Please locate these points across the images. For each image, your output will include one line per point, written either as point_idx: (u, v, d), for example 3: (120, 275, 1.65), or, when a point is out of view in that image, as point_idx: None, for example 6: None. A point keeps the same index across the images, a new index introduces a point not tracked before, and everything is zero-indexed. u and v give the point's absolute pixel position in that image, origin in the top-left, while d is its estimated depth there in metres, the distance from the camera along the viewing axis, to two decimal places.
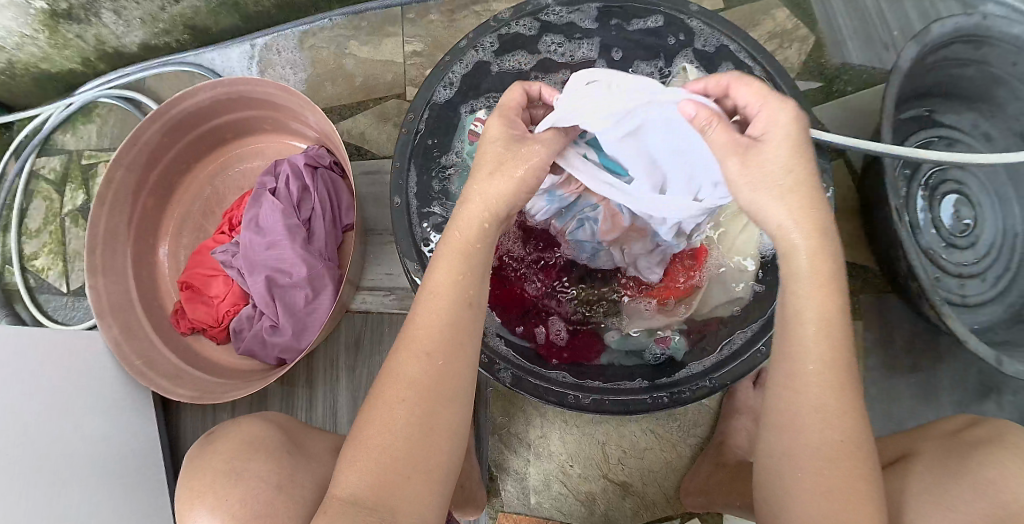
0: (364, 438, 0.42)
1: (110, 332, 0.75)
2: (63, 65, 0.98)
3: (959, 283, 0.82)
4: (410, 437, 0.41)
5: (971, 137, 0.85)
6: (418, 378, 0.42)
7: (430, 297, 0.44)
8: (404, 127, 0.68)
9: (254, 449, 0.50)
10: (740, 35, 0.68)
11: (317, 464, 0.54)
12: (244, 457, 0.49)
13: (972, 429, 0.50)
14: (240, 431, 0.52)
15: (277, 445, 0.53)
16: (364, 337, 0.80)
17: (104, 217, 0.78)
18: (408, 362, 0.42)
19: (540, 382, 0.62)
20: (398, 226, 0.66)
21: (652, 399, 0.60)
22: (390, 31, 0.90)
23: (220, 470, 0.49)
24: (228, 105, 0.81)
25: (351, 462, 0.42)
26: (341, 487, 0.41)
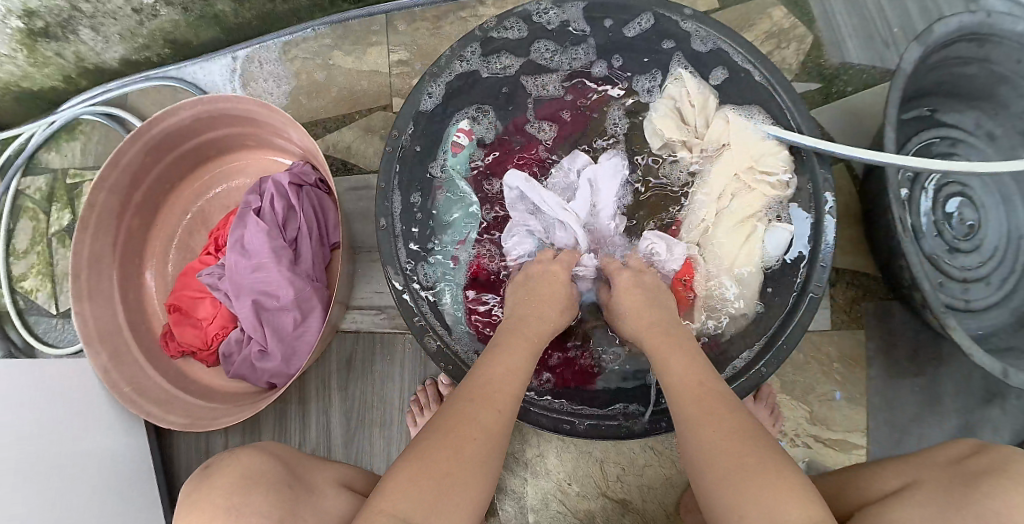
0: (419, 457, 0.43)
1: (98, 359, 0.74)
2: (44, 83, 0.96)
3: (962, 288, 0.80)
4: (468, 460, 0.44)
5: (974, 137, 0.83)
6: (485, 420, 0.47)
7: (501, 364, 0.52)
8: (388, 144, 0.65)
9: (253, 483, 0.46)
10: (739, 38, 0.64)
11: (314, 499, 0.50)
12: (242, 492, 0.45)
13: (977, 457, 0.48)
14: (236, 465, 0.48)
15: (276, 479, 0.49)
16: (355, 358, 0.79)
17: (88, 240, 0.77)
18: (476, 407, 0.48)
19: (535, 408, 0.60)
20: (384, 249, 0.64)
21: (650, 423, 0.59)
22: (374, 40, 0.87)
23: (219, 506, 0.44)
24: (209, 122, 0.79)
25: (408, 475, 0.42)
26: (391, 502, 0.40)
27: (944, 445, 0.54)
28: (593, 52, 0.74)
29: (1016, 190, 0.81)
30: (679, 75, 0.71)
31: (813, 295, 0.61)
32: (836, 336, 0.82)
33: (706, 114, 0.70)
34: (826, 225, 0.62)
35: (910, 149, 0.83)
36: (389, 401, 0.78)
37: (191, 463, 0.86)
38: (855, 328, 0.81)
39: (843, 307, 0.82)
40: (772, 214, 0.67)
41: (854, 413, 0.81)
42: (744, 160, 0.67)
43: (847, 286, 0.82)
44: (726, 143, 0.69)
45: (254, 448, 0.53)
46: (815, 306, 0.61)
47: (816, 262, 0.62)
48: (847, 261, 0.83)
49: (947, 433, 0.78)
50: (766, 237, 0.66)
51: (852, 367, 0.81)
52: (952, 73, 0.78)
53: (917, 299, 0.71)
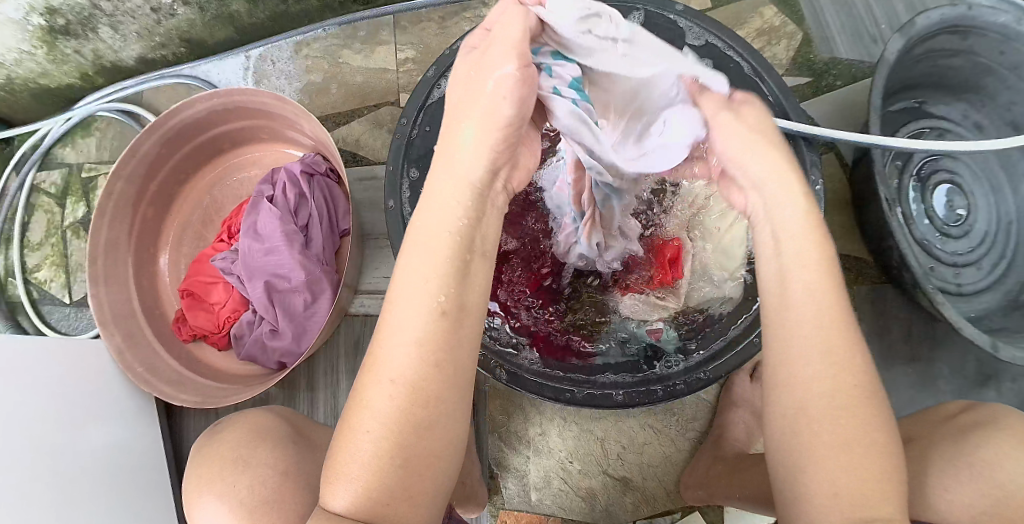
0: (346, 446, 0.35)
1: (114, 340, 0.76)
2: (61, 80, 0.99)
3: (954, 272, 0.83)
4: (406, 449, 0.35)
5: (961, 126, 0.87)
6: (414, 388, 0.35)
7: (419, 278, 0.36)
8: (397, 132, 0.69)
9: (261, 438, 0.49)
10: (728, 34, 0.69)
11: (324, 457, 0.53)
12: (249, 446, 0.48)
13: (966, 414, 0.51)
14: (247, 421, 0.51)
15: (283, 434, 0.51)
16: (363, 340, 0.81)
17: (105, 227, 0.80)
18: (391, 353, 0.35)
19: (538, 379, 0.62)
20: (394, 231, 0.67)
21: (647, 393, 0.61)
22: (383, 39, 0.91)
23: (229, 455, 0.48)
24: (224, 114, 0.82)
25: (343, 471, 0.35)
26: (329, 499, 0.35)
27: (937, 408, 0.56)
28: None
29: (1005, 179, 0.84)
30: None
31: None
32: None
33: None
34: (816, 205, 0.64)
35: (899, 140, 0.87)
36: None
37: None
38: None
39: None
40: None
41: None
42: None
43: None
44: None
45: (267, 410, 0.56)
46: None
47: None
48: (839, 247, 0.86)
49: None
50: None
51: None
52: (938, 65, 0.82)
53: (909, 281, 0.74)
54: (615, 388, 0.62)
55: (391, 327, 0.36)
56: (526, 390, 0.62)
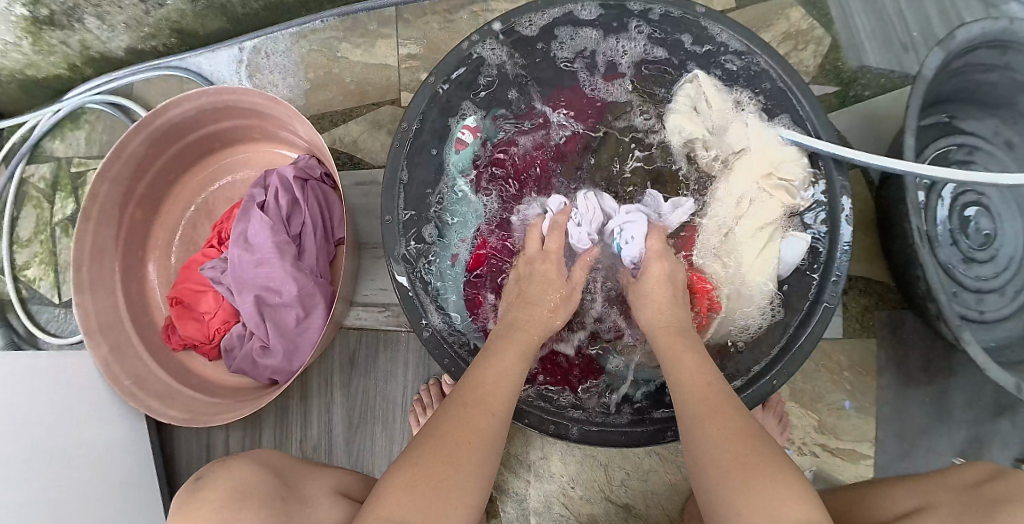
0: (420, 465, 0.43)
1: (99, 351, 0.74)
2: (48, 71, 0.95)
3: (975, 298, 0.80)
4: (461, 474, 0.43)
5: (992, 144, 0.83)
6: (485, 430, 0.47)
7: (505, 374, 0.53)
8: (398, 137, 0.64)
9: (244, 498, 0.47)
10: (762, 43, 0.62)
11: (314, 512, 0.52)
12: (235, 507, 0.45)
13: (994, 482, 0.48)
14: (230, 477, 0.49)
15: (271, 491, 0.50)
16: (359, 355, 0.78)
17: (90, 232, 0.76)
18: (479, 414, 0.48)
19: (543, 413, 0.61)
20: (394, 256, 0.63)
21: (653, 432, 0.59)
22: (384, 33, 0.86)
23: (210, 521, 0.44)
24: (214, 114, 0.78)
25: (405, 486, 0.42)
26: (388, 510, 0.40)
27: (962, 468, 0.53)
28: (598, 41, 0.71)
29: None
30: (695, 76, 0.69)
31: (825, 307, 0.61)
32: (846, 344, 0.82)
33: (724, 115, 0.68)
34: (844, 236, 0.61)
35: (927, 155, 0.83)
36: (392, 401, 0.76)
37: (193, 457, 0.86)
38: (865, 336, 0.82)
39: (854, 316, 0.82)
40: (790, 226, 0.66)
41: (863, 422, 0.81)
42: (758, 172, 0.66)
43: (857, 295, 0.82)
44: (743, 150, 0.68)
45: (252, 459, 0.54)
46: (826, 318, 0.61)
47: (828, 277, 0.62)
48: (864, 269, 0.83)
49: (955, 444, 0.78)
50: (783, 246, 0.65)
51: (861, 376, 0.81)
52: (973, 80, 0.77)
53: (933, 311, 0.71)
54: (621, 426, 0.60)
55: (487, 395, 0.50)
56: (527, 424, 0.60)
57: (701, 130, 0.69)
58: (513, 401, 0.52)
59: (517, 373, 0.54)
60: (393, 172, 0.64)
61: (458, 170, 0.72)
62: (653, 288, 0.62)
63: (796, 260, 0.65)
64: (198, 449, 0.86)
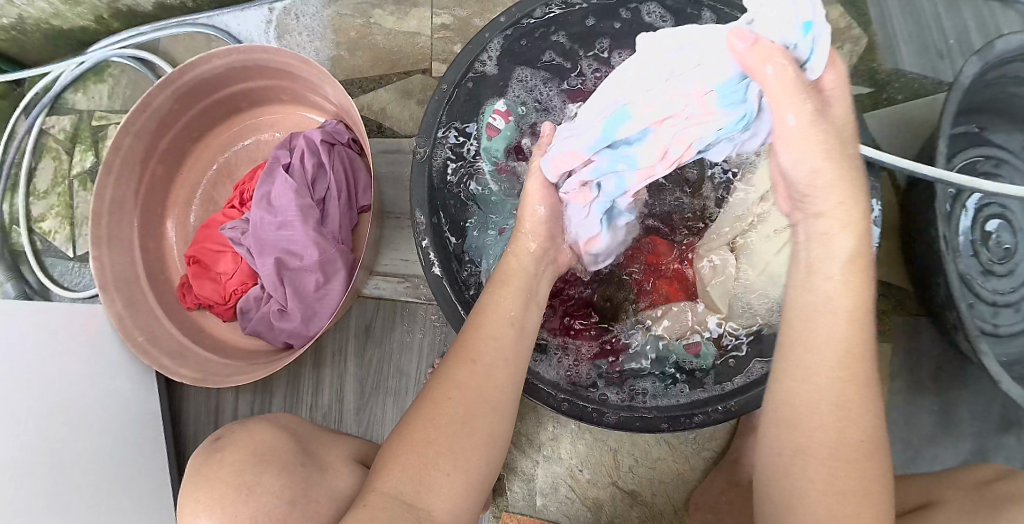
0: (411, 434, 0.43)
1: (114, 306, 0.73)
2: (74, 22, 0.94)
3: (992, 311, 0.79)
4: (458, 443, 0.43)
5: (1020, 159, 0.82)
6: (472, 386, 0.45)
7: (503, 320, 0.50)
8: (435, 92, 0.63)
9: (264, 462, 0.46)
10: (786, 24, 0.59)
11: (333, 479, 0.51)
12: (255, 470, 0.45)
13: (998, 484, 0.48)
14: (250, 442, 0.48)
15: (290, 457, 0.49)
16: (374, 325, 0.77)
17: (111, 185, 0.76)
18: (460, 367, 0.46)
19: (557, 391, 0.61)
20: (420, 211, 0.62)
21: (660, 418, 0.59)
22: (417, 1, 0.84)
23: (229, 484, 0.44)
24: (243, 73, 0.77)
25: (396, 458, 0.42)
26: (383, 482, 0.41)
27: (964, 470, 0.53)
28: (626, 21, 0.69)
29: None
30: None
31: None
32: None
33: None
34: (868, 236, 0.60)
35: (955, 163, 0.82)
36: (405, 372, 0.76)
37: (199, 418, 0.86)
38: (882, 340, 0.81)
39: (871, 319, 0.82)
40: None
41: None
42: None
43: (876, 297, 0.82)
44: None
45: (270, 422, 0.54)
46: None
47: None
48: (884, 273, 0.82)
49: (959, 455, 0.78)
50: None
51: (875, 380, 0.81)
52: (1005, 92, 0.76)
53: (951, 319, 0.71)
54: (634, 408, 0.60)
55: (478, 350, 0.47)
56: (536, 399, 0.60)
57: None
58: (509, 349, 0.49)
59: (505, 313, 0.51)
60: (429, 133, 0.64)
61: (491, 156, 0.70)
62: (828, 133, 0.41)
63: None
64: (206, 411, 0.86)
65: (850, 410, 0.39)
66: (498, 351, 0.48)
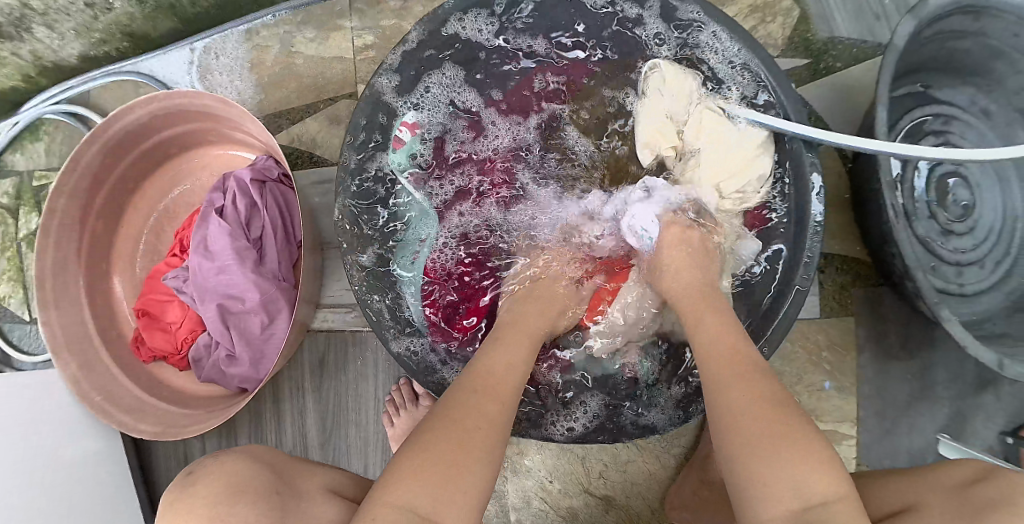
0: (424, 448, 0.42)
1: (68, 369, 0.73)
2: (2, 83, 0.92)
3: (955, 271, 0.78)
4: (469, 461, 0.42)
5: (969, 114, 0.81)
6: (489, 414, 0.46)
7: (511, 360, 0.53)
8: (351, 126, 0.62)
9: (240, 493, 0.46)
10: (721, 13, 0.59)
11: (310, 506, 0.51)
12: (231, 502, 0.45)
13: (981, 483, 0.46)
14: (227, 471, 0.48)
15: (267, 486, 0.49)
16: (329, 357, 0.77)
17: (51, 247, 0.75)
18: (479, 398, 0.47)
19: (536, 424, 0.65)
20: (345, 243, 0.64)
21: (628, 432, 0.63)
22: (338, 24, 0.83)
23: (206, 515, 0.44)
24: (168, 119, 0.76)
25: (408, 472, 0.41)
26: (392, 495, 0.39)
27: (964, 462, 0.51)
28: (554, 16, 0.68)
29: (1015, 172, 0.78)
30: (656, 63, 0.67)
31: (799, 290, 0.59)
32: (824, 323, 0.81)
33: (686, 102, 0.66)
34: (812, 214, 0.60)
35: (901, 127, 0.81)
36: (364, 401, 0.76)
37: (171, 469, 0.86)
38: (843, 315, 0.80)
39: (831, 295, 0.81)
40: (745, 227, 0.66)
41: (844, 403, 0.80)
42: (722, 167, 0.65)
43: (834, 273, 0.81)
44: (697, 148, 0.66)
45: (247, 452, 0.53)
46: (798, 302, 0.59)
47: (799, 262, 0.61)
48: (838, 247, 0.81)
49: (937, 420, 0.77)
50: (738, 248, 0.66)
51: (842, 355, 0.80)
52: (947, 48, 0.75)
53: (910, 287, 0.70)
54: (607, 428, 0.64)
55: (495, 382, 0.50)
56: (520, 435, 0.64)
57: (676, 141, 0.67)
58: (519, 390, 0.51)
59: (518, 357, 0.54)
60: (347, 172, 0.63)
61: (398, 169, 0.69)
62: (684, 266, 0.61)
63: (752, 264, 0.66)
64: (177, 461, 0.86)
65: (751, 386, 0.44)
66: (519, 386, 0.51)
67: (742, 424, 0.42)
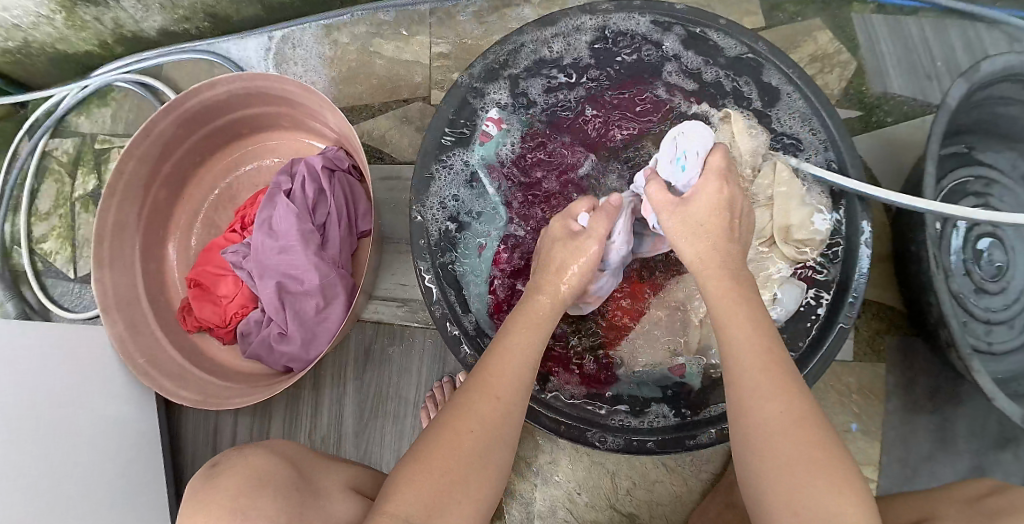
0: (423, 462, 0.42)
1: (115, 328, 0.74)
2: (78, 47, 0.95)
3: (984, 329, 0.80)
4: (467, 476, 0.42)
5: (1009, 179, 0.83)
6: (491, 420, 0.44)
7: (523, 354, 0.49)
8: (439, 106, 0.65)
9: (262, 486, 0.45)
10: (778, 57, 0.61)
11: (327, 505, 0.50)
12: (253, 494, 0.43)
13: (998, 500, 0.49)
14: (246, 464, 0.46)
15: (286, 481, 0.48)
16: (374, 347, 0.78)
17: (114, 207, 0.76)
18: (477, 400, 0.45)
19: (579, 427, 0.61)
20: (415, 228, 0.64)
21: (672, 437, 0.60)
22: (417, 31, 0.86)
23: (225, 507, 0.42)
24: (246, 100, 0.78)
25: (409, 481, 0.41)
26: (394, 506, 0.39)
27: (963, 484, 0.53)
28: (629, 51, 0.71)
29: None
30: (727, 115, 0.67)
31: (842, 327, 0.59)
32: (857, 368, 0.82)
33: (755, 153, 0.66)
34: (860, 262, 0.60)
35: (944, 185, 0.83)
36: (404, 396, 0.77)
37: (199, 439, 0.86)
38: (877, 360, 0.82)
39: (864, 340, 0.82)
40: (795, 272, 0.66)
41: (869, 446, 0.81)
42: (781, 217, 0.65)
43: (870, 318, 0.83)
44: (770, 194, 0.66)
45: (267, 448, 0.52)
46: (842, 339, 0.59)
47: (845, 298, 0.61)
48: (875, 292, 0.83)
49: (959, 471, 0.78)
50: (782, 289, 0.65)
51: (871, 400, 0.82)
52: (991, 113, 0.78)
53: (943, 337, 0.71)
54: (647, 436, 0.60)
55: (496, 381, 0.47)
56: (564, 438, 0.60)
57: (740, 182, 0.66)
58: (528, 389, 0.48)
59: (528, 350, 0.50)
60: (428, 153, 0.65)
61: (480, 160, 0.71)
62: (708, 219, 0.52)
63: (795, 305, 0.65)
64: (205, 431, 0.87)
65: (780, 395, 0.41)
66: (526, 387, 0.48)
67: (769, 444, 0.40)
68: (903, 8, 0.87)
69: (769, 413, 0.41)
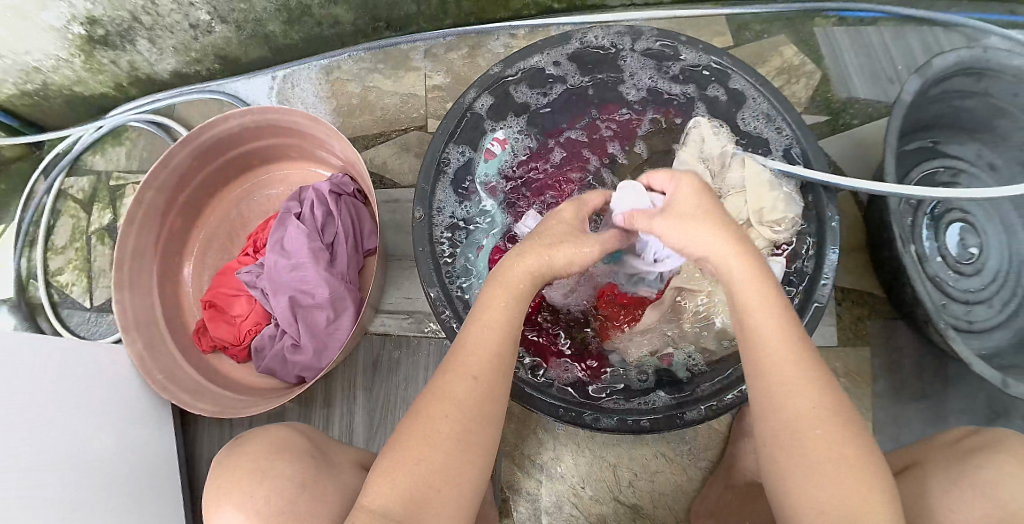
0: (403, 450, 0.46)
1: (135, 347, 0.78)
2: (95, 89, 1.02)
3: (964, 309, 0.85)
4: (451, 457, 0.45)
5: (976, 167, 0.89)
6: (468, 401, 0.47)
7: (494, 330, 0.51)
8: (438, 129, 0.70)
9: (279, 452, 0.51)
10: (738, 66, 0.68)
11: (342, 474, 0.54)
12: (270, 459, 0.50)
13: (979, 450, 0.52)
14: (268, 436, 0.53)
15: (303, 450, 0.53)
16: (382, 359, 0.82)
17: (133, 232, 0.81)
18: (454, 380, 0.48)
19: (581, 408, 0.65)
20: (418, 236, 0.67)
21: (666, 417, 0.63)
22: (413, 65, 0.94)
23: (247, 469, 0.49)
24: (256, 131, 0.84)
25: (388, 470, 0.45)
26: (373, 499, 0.44)
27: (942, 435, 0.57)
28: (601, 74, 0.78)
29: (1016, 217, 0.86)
30: (699, 121, 0.74)
31: (817, 306, 0.63)
32: (842, 355, 0.87)
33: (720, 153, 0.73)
34: (829, 245, 0.64)
35: (911, 178, 0.90)
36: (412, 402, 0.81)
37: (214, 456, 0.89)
38: (859, 344, 0.87)
39: (847, 327, 0.87)
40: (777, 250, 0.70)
41: None
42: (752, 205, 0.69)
43: (850, 306, 0.88)
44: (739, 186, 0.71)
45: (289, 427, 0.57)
46: (818, 316, 0.63)
47: (818, 278, 0.64)
48: (854, 283, 0.89)
49: None
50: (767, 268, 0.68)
51: (859, 384, 0.86)
52: (952, 106, 0.84)
53: (921, 316, 0.76)
54: (641, 416, 0.64)
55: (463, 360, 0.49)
56: (564, 421, 0.63)
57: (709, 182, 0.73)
58: (507, 362, 0.50)
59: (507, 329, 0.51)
60: (427, 173, 0.69)
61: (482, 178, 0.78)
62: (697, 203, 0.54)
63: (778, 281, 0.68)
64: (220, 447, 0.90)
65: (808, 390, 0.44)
66: (508, 346, 0.51)
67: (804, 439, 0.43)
68: (863, 19, 0.95)
69: (816, 415, 0.43)
